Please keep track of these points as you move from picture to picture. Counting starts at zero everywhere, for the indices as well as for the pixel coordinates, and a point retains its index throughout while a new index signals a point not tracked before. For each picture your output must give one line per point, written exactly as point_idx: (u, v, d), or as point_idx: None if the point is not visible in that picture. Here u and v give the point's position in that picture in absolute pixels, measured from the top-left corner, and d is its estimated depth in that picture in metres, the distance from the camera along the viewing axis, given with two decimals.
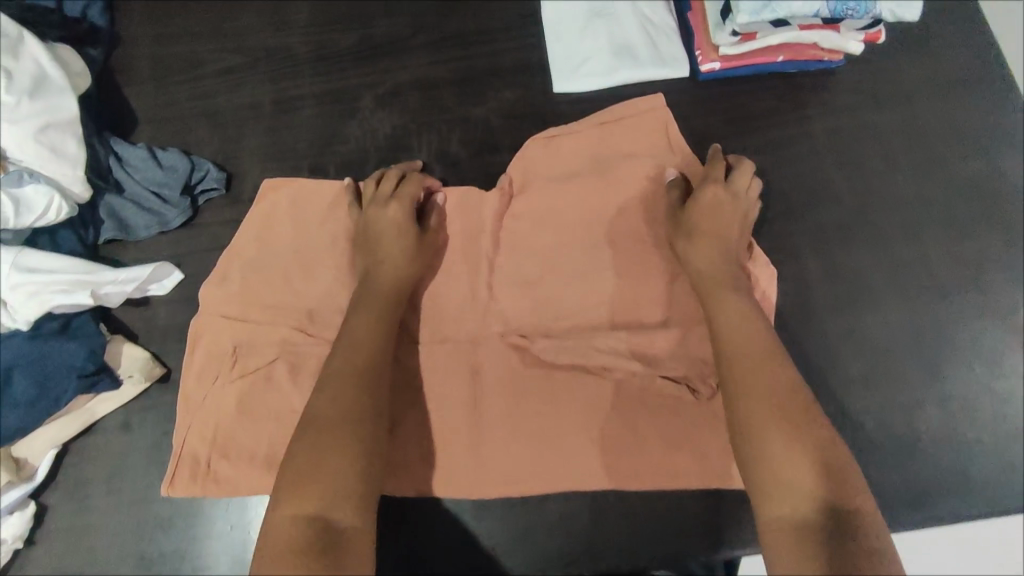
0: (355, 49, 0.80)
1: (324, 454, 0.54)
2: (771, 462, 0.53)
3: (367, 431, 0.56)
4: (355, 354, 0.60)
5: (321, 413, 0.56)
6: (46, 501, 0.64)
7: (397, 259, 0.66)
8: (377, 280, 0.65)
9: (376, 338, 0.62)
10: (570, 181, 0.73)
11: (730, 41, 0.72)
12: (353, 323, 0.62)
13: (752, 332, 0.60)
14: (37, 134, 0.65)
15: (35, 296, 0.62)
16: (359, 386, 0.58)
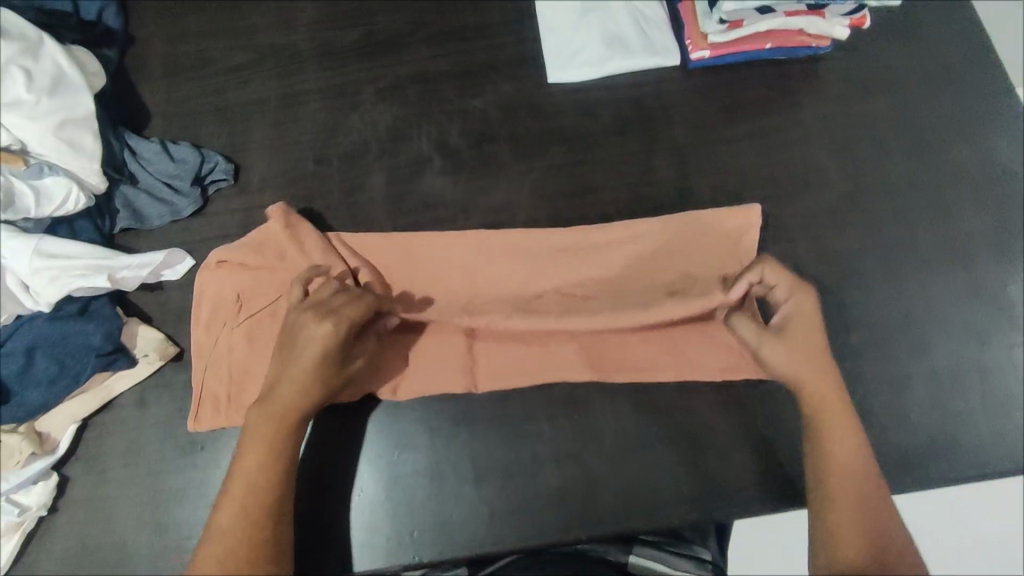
0: (358, 45, 0.83)
1: (227, 553, 0.55)
2: (835, 518, 0.59)
3: (276, 527, 0.57)
4: (264, 439, 0.59)
5: (225, 520, 0.57)
6: (66, 473, 0.67)
7: (308, 381, 0.60)
8: (286, 388, 0.60)
9: (280, 446, 0.59)
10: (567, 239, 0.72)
11: (718, 28, 0.75)
12: (251, 434, 0.60)
13: (851, 452, 0.61)
14: (56, 129, 0.68)
15: (55, 280, 0.66)
16: (264, 492, 0.58)
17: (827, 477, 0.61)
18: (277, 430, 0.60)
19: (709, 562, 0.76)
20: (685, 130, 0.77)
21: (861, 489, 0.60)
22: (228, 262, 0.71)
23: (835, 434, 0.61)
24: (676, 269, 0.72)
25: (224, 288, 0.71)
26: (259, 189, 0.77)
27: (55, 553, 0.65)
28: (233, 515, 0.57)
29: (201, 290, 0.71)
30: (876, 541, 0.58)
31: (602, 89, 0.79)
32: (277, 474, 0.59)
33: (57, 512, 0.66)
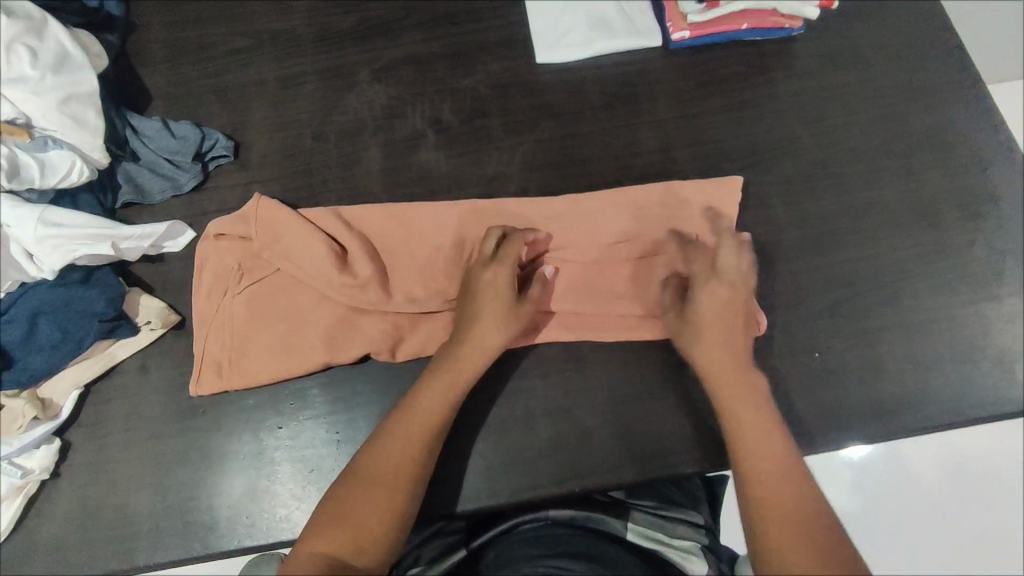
0: (354, 29, 0.85)
1: (361, 504, 0.59)
2: (775, 515, 0.58)
3: (413, 481, 0.61)
4: (443, 395, 0.64)
5: (366, 472, 0.61)
6: (69, 438, 0.68)
7: (487, 336, 0.66)
8: (459, 346, 0.66)
9: (440, 406, 0.64)
10: (568, 209, 0.74)
11: (697, 8, 0.80)
12: (425, 394, 0.64)
13: (773, 446, 0.61)
14: (60, 105, 0.70)
15: (59, 248, 0.67)
16: (414, 448, 0.62)
17: (759, 482, 0.60)
18: (442, 388, 0.64)
19: (701, 526, 0.72)
20: (667, 106, 0.81)
21: (792, 489, 0.59)
22: (228, 234, 0.73)
23: (759, 437, 0.61)
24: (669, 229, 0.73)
25: (225, 257, 0.72)
26: (258, 164, 0.79)
27: (59, 516, 0.66)
28: (370, 471, 0.61)
29: (206, 259, 0.73)
30: (817, 537, 0.57)
31: (588, 69, 0.83)
32: (431, 434, 0.63)
33: (59, 477, 0.67)
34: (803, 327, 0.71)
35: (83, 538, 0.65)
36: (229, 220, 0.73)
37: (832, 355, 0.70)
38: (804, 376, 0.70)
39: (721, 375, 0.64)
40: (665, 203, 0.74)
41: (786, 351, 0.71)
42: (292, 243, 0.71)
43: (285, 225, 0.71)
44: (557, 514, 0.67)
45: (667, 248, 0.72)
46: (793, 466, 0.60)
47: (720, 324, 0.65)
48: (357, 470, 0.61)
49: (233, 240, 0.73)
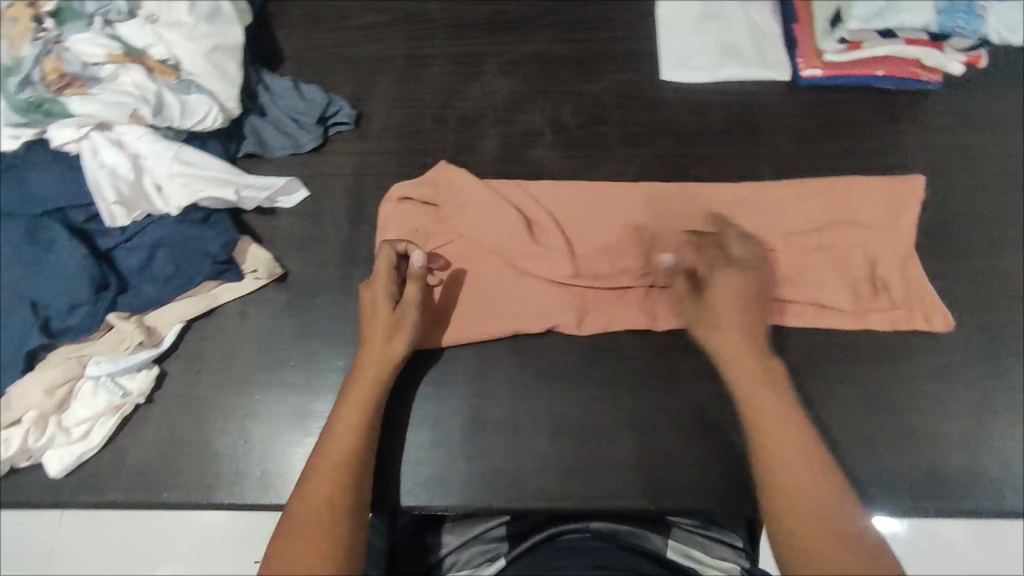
0: (486, 21, 0.87)
1: (303, 546, 0.55)
2: (798, 510, 0.58)
3: (348, 513, 0.58)
4: (354, 418, 0.62)
5: (298, 515, 0.58)
6: (166, 368, 0.71)
7: (379, 347, 0.65)
8: (362, 364, 0.65)
9: (360, 432, 0.62)
10: (740, 210, 0.76)
11: (836, 48, 0.78)
12: (344, 426, 0.62)
13: (796, 441, 0.60)
14: (208, 53, 0.74)
15: (187, 186, 0.71)
16: (330, 484, 0.58)
17: (778, 476, 0.59)
18: (359, 411, 0.62)
19: (742, 549, 0.73)
20: (788, 141, 0.80)
21: (815, 485, 0.58)
22: (412, 198, 0.75)
23: (777, 434, 0.61)
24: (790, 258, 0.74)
25: (407, 221, 0.74)
26: (377, 136, 0.81)
27: (146, 441, 0.68)
28: (306, 512, 0.57)
29: (386, 222, 0.74)
30: (829, 526, 0.56)
31: (712, 93, 0.83)
32: (352, 461, 0.60)
33: (152, 404, 0.69)
34: (902, 386, 0.69)
35: (166, 466, 0.67)
36: (413, 184, 0.75)
37: (931, 419, 0.68)
38: (900, 434, 0.68)
39: (737, 359, 0.65)
40: (826, 213, 0.75)
41: (883, 406, 0.68)
42: (479, 210, 0.74)
43: (467, 194, 0.75)
44: (599, 525, 0.69)
45: (815, 262, 0.73)
46: (813, 463, 0.59)
47: (757, 336, 0.66)
48: (294, 515, 0.58)
49: (420, 205, 0.75)
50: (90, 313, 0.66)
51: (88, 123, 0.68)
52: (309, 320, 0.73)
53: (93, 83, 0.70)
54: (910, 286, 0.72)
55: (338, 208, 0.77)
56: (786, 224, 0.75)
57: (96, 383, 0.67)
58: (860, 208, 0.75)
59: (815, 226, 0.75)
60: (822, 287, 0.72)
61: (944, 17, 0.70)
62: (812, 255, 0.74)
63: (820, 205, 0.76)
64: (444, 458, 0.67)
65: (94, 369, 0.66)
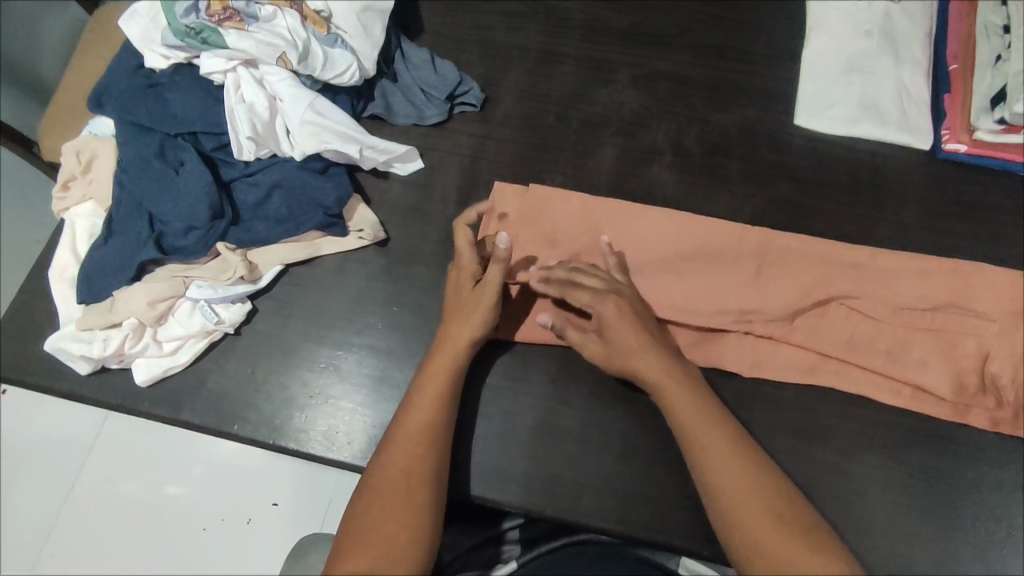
0: (625, 31, 0.86)
1: (382, 514, 0.57)
2: (728, 504, 0.58)
3: (422, 488, 0.59)
4: (431, 399, 0.63)
5: (374, 489, 0.59)
6: (258, 306, 0.72)
7: (464, 328, 0.65)
8: (445, 346, 0.65)
9: (436, 410, 0.62)
10: (851, 273, 0.72)
11: (992, 128, 0.74)
12: (418, 401, 0.63)
13: (729, 453, 0.59)
14: (359, 12, 0.77)
15: (314, 136, 0.72)
16: (407, 458, 0.60)
17: (705, 460, 0.59)
18: (433, 389, 0.63)
19: None
20: (916, 213, 0.77)
21: (746, 476, 0.58)
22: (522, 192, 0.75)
23: (698, 422, 0.61)
24: (898, 333, 0.70)
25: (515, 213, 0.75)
26: (499, 123, 0.81)
27: (228, 371, 0.69)
28: (383, 483, 0.59)
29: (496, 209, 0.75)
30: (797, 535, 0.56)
31: (844, 147, 0.80)
32: (429, 438, 0.61)
33: (239, 336, 0.71)
34: (992, 490, 0.66)
35: (242, 399, 0.69)
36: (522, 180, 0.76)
37: (1018, 532, 0.64)
38: (984, 542, 0.64)
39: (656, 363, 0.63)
40: (948, 293, 0.71)
41: (969, 507, 0.65)
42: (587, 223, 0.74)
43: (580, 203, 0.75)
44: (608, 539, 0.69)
45: (924, 343, 0.70)
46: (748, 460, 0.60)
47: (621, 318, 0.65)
48: (372, 485, 0.59)
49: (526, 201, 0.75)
50: (202, 237, 0.69)
51: (239, 57, 0.71)
52: (402, 290, 0.73)
53: (250, 21, 0.72)
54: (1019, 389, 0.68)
55: (449, 186, 0.78)
56: (903, 297, 0.71)
57: (194, 306, 0.69)
58: (979, 299, 0.71)
59: (931, 306, 0.71)
60: (927, 369, 0.69)
61: None
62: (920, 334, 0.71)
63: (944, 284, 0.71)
64: (509, 456, 0.67)
65: (195, 292, 0.68)
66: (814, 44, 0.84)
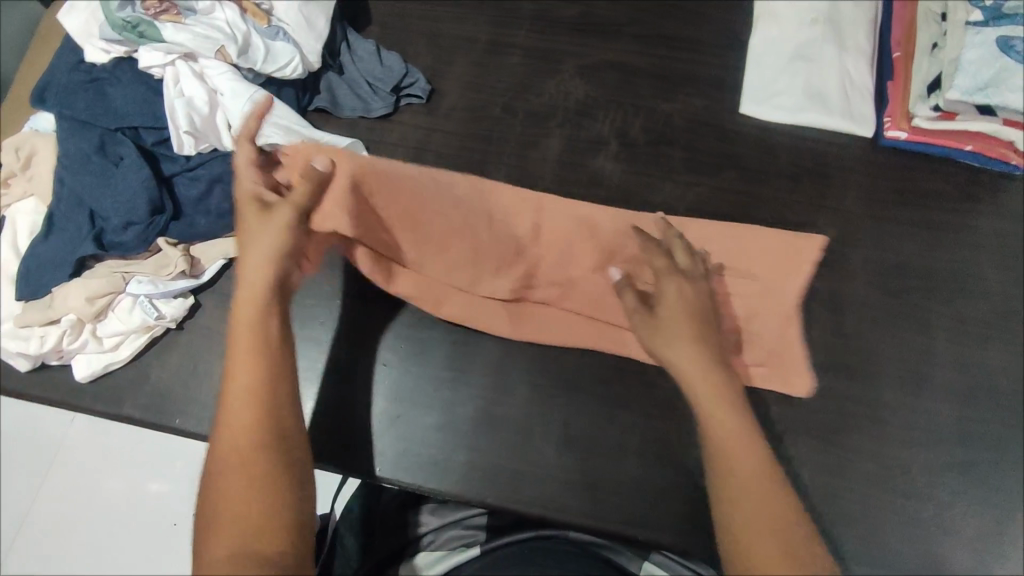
0: (574, 20, 0.86)
1: (242, 482, 0.50)
2: (741, 542, 0.50)
3: (267, 438, 0.52)
4: (254, 341, 0.55)
5: (219, 464, 0.52)
6: (201, 300, 0.73)
7: (262, 250, 0.57)
8: (244, 281, 0.57)
9: (255, 359, 0.54)
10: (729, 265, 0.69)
11: (929, 115, 0.76)
12: (244, 301, 0.56)
13: (762, 485, 0.52)
14: (301, 5, 0.76)
15: (257, 131, 0.72)
16: (248, 404, 0.53)
17: (728, 479, 0.53)
18: (254, 319, 0.56)
19: None
20: (857, 200, 0.77)
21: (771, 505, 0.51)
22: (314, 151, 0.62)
23: (729, 441, 0.54)
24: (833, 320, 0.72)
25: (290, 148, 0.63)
26: (445, 115, 0.81)
27: (170, 366, 0.70)
28: (229, 454, 0.52)
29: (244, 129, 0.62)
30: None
31: (787, 136, 0.81)
32: (257, 393, 0.53)
33: (182, 331, 0.71)
34: (925, 473, 0.66)
35: (184, 393, 0.69)
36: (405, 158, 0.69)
37: (948, 513, 0.65)
38: (914, 524, 0.65)
39: (700, 367, 0.58)
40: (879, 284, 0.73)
41: (899, 489, 0.66)
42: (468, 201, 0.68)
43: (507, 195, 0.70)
44: (575, 536, 0.64)
45: (857, 329, 0.71)
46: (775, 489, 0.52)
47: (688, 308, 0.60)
48: (221, 442, 0.52)
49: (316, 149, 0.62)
50: (142, 233, 0.69)
51: (177, 50, 0.70)
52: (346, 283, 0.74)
53: (188, 14, 0.73)
54: (949, 373, 0.70)
55: None
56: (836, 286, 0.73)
57: (134, 301, 0.68)
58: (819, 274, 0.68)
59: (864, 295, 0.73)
60: (859, 356, 0.70)
61: None
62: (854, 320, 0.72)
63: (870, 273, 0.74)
64: (448, 446, 0.67)
65: (134, 287, 0.68)
66: (760, 32, 0.84)
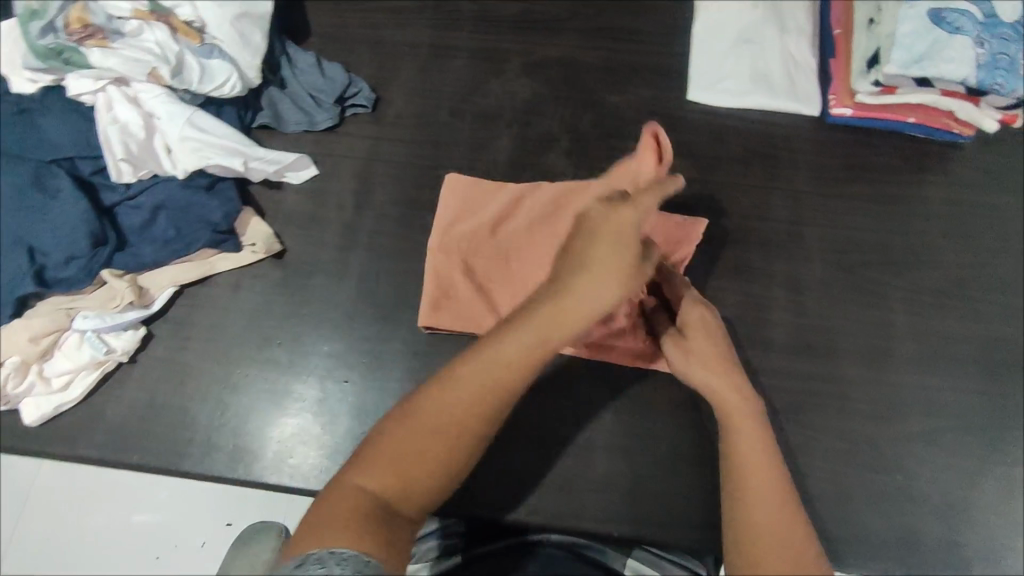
0: (517, 18, 0.85)
1: (426, 444, 0.48)
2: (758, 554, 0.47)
3: (490, 424, 0.50)
4: (530, 351, 0.51)
5: (411, 417, 0.49)
6: (153, 330, 0.71)
7: (596, 280, 0.52)
8: (565, 303, 0.52)
9: (529, 357, 0.51)
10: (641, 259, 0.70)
11: (870, 90, 0.75)
12: (527, 331, 0.51)
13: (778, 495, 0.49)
14: (234, 20, 0.74)
15: (196, 152, 0.70)
16: (492, 393, 0.50)
17: (747, 500, 0.49)
18: (535, 329, 0.51)
19: None
20: (809, 179, 0.78)
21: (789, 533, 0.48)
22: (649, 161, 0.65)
23: (753, 449, 0.52)
24: (791, 300, 0.72)
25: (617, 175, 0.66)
26: (392, 123, 0.80)
27: (124, 400, 0.68)
28: (432, 412, 0.49)
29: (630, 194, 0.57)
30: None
31: (736, 120, 0.81)
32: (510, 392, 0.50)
33: (136, 364, 0.69)
34: (891, 444, 0.67)
35: (141, 427, 0.67)
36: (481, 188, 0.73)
37: (914, 482, 0.66)
38: (882, 496, 0.65)
39: (716, 378, 0.55)
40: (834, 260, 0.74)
41: (866, 463, 0.66)
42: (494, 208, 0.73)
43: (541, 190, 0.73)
44: (556, 539, 0.60)
45: (815, 308, 0.72)
46: (795, 517, 0.49)
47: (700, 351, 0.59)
48: (425, 403, 0.49)
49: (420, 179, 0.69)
50: (85, 266, 0.66)
51: (107, 76, 0.68)
52: (302, 301, 0.72)
53: (115, 37, 0.70)
54: (906, 343, 0.71)
55: (344, 191, 0.77)
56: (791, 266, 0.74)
57: (82, 337, 0.67)
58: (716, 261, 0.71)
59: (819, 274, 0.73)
60: (817, 334, 0.71)
61: (984, 73, 0.68)
62: (812, 299, 0.72)
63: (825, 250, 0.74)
64: None
65: (80, 322, 0.66)
66: (703, 17, 0.84)
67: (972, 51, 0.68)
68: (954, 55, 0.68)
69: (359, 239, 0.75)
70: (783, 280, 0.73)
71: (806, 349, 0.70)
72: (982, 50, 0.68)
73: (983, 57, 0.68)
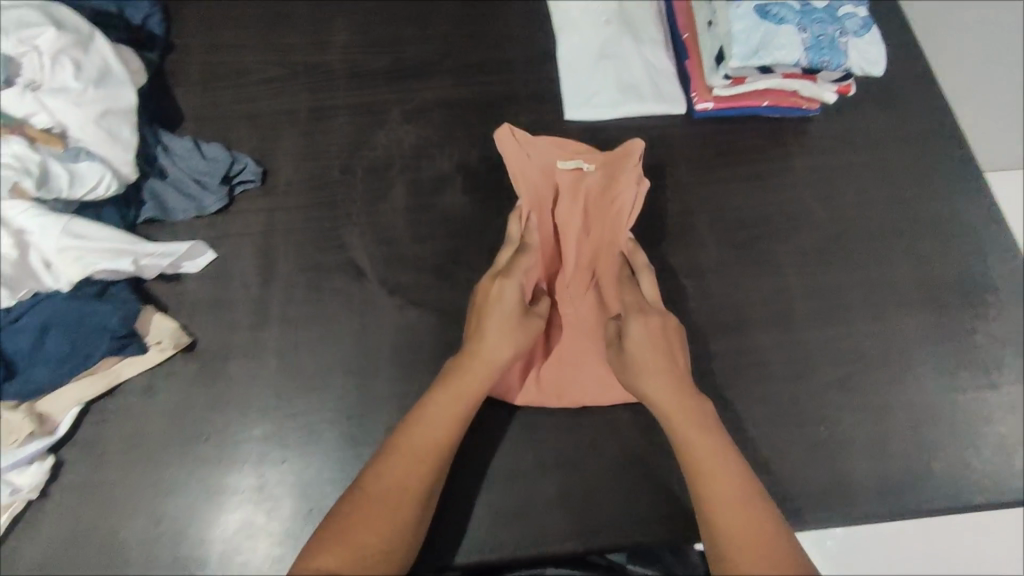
0: (389, 69, 0.87)
1: (379, 513, 0.55)
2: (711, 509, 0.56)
3: (448, 459, 0.61)
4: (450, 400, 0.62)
5: (377, 482, 0.57)
6: (63, 456, 0.67)
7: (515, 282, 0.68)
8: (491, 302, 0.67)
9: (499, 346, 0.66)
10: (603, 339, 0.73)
11: (723, 83, 0.82)
12: (489, 352, 0.65)
13: (717, 447, 0.60)
14: (98, 119, 0.71)
15: (79, 260, 0.66)
16: (467, 405, 0.63)
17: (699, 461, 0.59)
18: (501, 350, 0.65)
19: None
20: (690, 171, 0.83)
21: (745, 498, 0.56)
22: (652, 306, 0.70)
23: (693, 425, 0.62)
24: (699, 285, 0.77)
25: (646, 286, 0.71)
26: (285, 192, 0.80)
27: (46, 537, 0.63)
28: (384, 484, 0.57)
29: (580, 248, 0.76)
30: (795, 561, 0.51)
31: (613, 129, 0.85)
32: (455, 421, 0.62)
33: (48, 497, 0.65)
34: (811, 399, 0.72)
35: (68, 562, 0.63)
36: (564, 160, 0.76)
37: (838, 428, 0.71)
38: (812, 447, 0.70)
39: (675, 400, 0.63)
40: (726, 241, 0.79)
41: (793, 420, 0.71)
42: (566, 197, 0.76)
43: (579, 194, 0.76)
44: None
45: (722, 288, 0.77)
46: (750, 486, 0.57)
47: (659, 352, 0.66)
48: (391, 468, 0.58)
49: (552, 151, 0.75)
50: None
51: None
52: (222, 388, 0.70)
53: None
54: (803, 303, 0.76)
55: (246, 268, 0.75)
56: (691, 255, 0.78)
57: None
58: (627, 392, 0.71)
59: (715, 257, 0.78)
60: (729, 311, 0.76)
61: (812, 53, 0.75)
62: (715, 280, 0.77)
63: (717, 233, 0.80)
64: None
65: None
66: (563, 40, 0.89)
67: (797, 36, 0.76)
68: (784, 42, 0.75)
69: (271, 314, 0.73)
70: (688, 268, 0.78)
71: (720, 330, 0.75)
72: (806, 34, 0.76)
73: (808, 40, 0.76)
